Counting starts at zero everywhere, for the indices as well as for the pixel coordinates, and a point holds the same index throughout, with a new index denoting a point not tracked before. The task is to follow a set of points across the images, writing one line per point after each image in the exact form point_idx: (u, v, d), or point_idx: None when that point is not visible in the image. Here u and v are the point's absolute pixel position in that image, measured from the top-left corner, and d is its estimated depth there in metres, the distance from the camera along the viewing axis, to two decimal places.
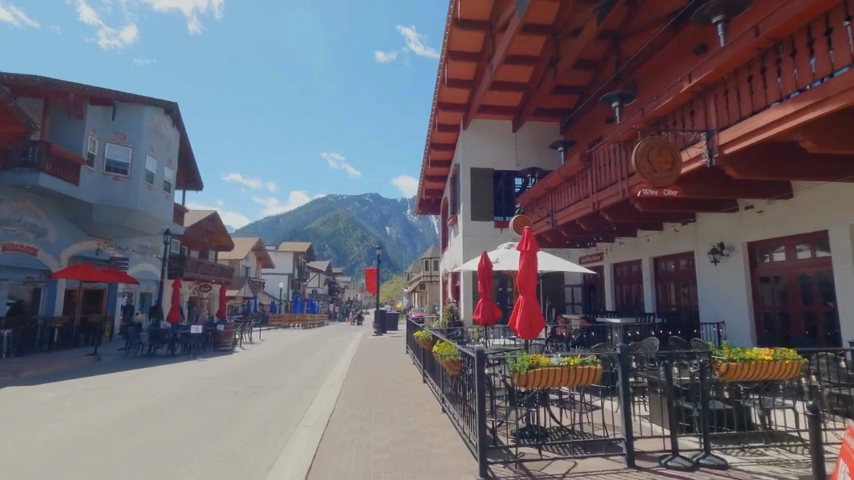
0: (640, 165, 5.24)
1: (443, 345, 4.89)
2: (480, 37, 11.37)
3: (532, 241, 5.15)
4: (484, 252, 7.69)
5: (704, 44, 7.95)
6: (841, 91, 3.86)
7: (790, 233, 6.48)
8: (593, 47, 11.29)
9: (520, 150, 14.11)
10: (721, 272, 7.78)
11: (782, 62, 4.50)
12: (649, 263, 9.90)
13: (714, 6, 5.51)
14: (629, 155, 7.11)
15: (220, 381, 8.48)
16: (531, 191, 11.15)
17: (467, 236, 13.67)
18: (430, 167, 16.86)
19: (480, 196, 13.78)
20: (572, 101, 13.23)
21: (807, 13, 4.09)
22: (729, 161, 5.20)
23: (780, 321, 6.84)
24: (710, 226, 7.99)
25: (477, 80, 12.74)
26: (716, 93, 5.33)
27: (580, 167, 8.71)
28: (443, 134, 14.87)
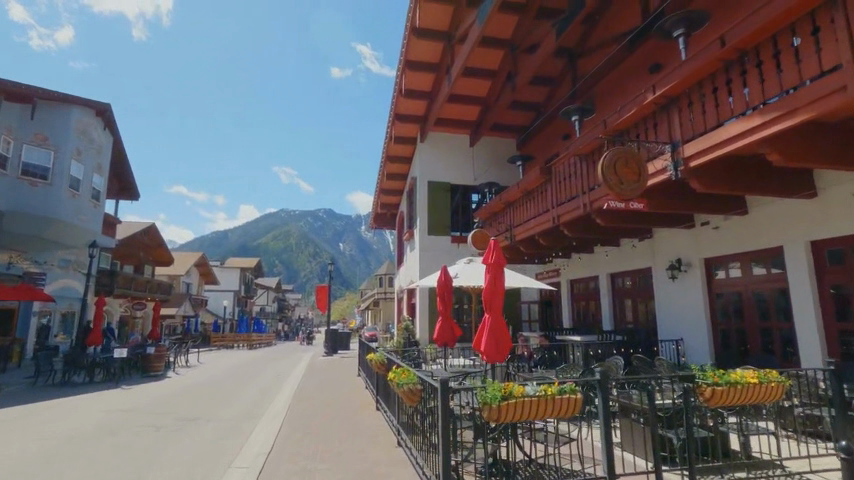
0: (607, 175, 5.00)
1: (400, 372, 4.36)
2: (439, 48, 11.19)
3: (499, 253, 4.81)
4: (444, 267, 7.30)
5: (659, 63, 8.11)
6: (811, 101, 3.77)
7: (746, 249, 6.54)
8: (549, 64, 11.43)
9: (477, 164, 13.98)
10: (678, 288, 7.78)
11: (747, 73, 4.44)
12: (606, 279, 9.87)
13: (674, 19, 5.52)
14: (592, 169, 6.97)
15: (142, 412, 7.47)
16: (490, 205, 10.93)
17: (423, 252, 13.24)
18: (385, 180, 16.41)
19: (437, 210, 13.44)
20: (528, 118, 13.32)
21: (774, 23, 4.03)
22: (693, 174, 5.11)
23: (737, 337, 6.81)
24: (668, 242, 8.01)
25: (435, 92, 12.52)
26: (680, 105, 5.26)
27: (540, 181, 8.56)
28: (399, 147, 14.50)
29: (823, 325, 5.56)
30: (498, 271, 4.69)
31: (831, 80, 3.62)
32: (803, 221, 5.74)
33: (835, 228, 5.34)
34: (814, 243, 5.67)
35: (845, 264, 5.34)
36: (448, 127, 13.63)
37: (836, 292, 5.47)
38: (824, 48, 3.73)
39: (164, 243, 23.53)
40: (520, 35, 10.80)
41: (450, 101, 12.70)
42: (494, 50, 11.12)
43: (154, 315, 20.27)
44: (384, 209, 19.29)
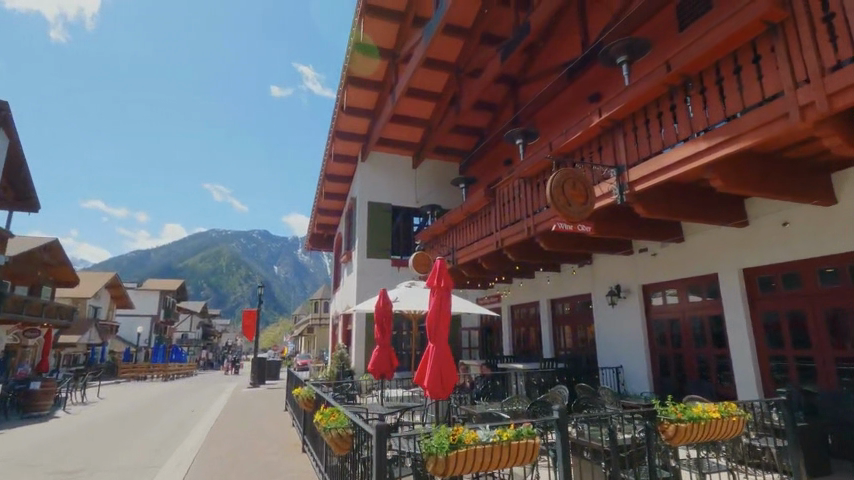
0: (555, 196, 4.79)
1: (328, 413, 3.75)
2: (383, 66, 10.95)
3: (445, 275, 4.42)
4: (384, 289, 6.81)
5: (598, 93, 8.34)
6: (753, 128, 3.79)
7: (684, 275, 6.65)
8: (492, 89, 11.57)
9: (420, 187, 13.74)
10: (618, 315, 7.78)
11: (691, 99, 4.48)
12: (547, 304, 9.80)
13: (618, 45, 5.59)
14: (536, 192, 6.86)
15: (7, 467, 6.09)
16: (432, 227, 10.63)
17: (361, 275, 12.61)
18: (322, 200, 15.70)
19: (377, 232, 12.94)
20: (470, 142, 13.37)
21: (717, 51, 4.08)
22: (638, 199, 5.07)
23: (674, 363, 6.84)
24: (607, 268, 8.06)
25: (378, 111, 12.21)
26: (625, 129, 5.26)
27: (484, 203, 8.39)
28: (338, 165, 13.93)
29: (756, 351, 5.66)
30: (445, 298, 4.29)
31: (774, 107, 3.64)
32: (736, 249, 5.90)
33: (766, 256, 5.52)
34: (746, 271, 5.84)
35: (775, 291, 5.51)
36: (390, 146, 13.32)
37: (767, 318, 5.62)
38: (765, 76, 3.78)
39: (66, 262, 20.92)
40: (464, 58, 10.86)
41: (393, 121, 12.43)
42: (439, 71, 11.08)
43: (48, 344, 17.68)
44: (321, 230, 18.46)
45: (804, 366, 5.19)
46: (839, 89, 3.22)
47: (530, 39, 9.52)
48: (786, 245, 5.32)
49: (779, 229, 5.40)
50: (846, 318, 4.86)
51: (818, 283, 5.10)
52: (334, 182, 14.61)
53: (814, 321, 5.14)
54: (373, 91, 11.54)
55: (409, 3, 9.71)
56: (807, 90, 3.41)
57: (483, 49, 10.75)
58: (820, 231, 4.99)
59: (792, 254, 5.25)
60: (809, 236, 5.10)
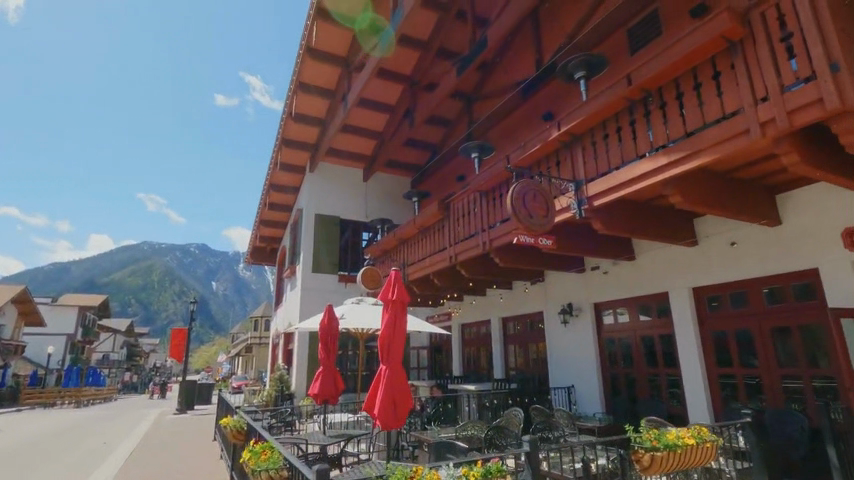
0: (516, 208, 4.58)
1: (262, 450, 3.21)
2: (335, 73, 10.56)
3: (400, 289, 4.06)
4: (330, 305, 6.29)
5: (552, 111, 8.41)
6: (714, 143, 3.77)
7: (635, 293, 6.66)
8: (446, 104, 11.48)
9: (370, 201, 13.34)
10: (569, 334, 7.70)
11: (651, 115, 4.46)
12: (498, 323, 9.62)
13: (577, 61, 5.59)
14: (493, 206, 6.69)
15: None
16: (382, 241, 10.22)
17: (306, 291, 11.90)
18: (265, 211, 14.86)
19: (324, 246, 12.33)
20: (423, 157, 13.20)
21: (678, 67, 4.07)
22: (597, 214, 4.99)
23: (625, 382, 6.79)
24: (559, 285, 8.00)
25: (328, 120, 11.74)
26: (584, 143, 5.19)
27: (438, 216, 8.12)
28: (284, 175, 13.22)
29: (706, 369, 5.69)
30: (401, 311, 3.92)
31: (735, 123, 3.64)
32: (686, 268, 5.97)
33: (715, 275, 5.61)
34: (695, 290, 5.91)
35: (724, 309, 5.59)
36: (340, 157, 12.84)
37: (715, 336, 5.67)
38: (725, 93, 3.78)
39: None
40: (419, 71, 10.70)
41: (344, 130, 12.00)
42: (394, 83, 10.85)
43: None
44: (263, 243, 17.48)
45: (752, 383, 5.24)
46: (799, 106, 3.24)
47: (486, 55, 9.53)
48: (734, 264, 5.43)
49: (727, 249, 5.52)
50: (790, 335, 4.96)
51: (764, 301, 5.21)
52: (279, 192, 13.86)
53: (760, 338, 5.22)
54: (324, 99, 11.08)
55: (364, 10, 9.44)
56: (767, 106, 3.42)
57: (438, 63, 10.66)
58: (766, 251, 5.13)
59: (740, 273, 5.36)
60: (756, 256, 5.22)
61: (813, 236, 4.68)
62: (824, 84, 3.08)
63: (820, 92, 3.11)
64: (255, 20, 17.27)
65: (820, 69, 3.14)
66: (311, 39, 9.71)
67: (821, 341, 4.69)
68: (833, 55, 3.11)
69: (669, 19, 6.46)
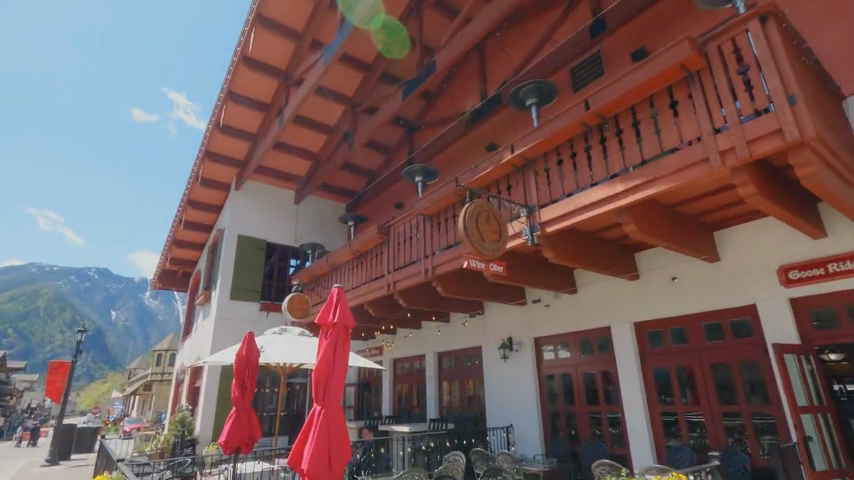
0: (470, 230, 4.22)
1: None
2: (272, 86, 9.90)
3: (344, 313, 3.49)
4: (250, 334, 5.44)
5: (496, 142, 8.41)
6: (673, 171, 3.72)
7: (576, 328, 6.51)
8: (387, 129, 11.21)
9: (300, 224, 12.51)
10: (509, 370, 7.36)
11: (606, 142, 4.37)
12: (433, 357, 9.10)
13: (529, 87, 5.52)
14: (438, 231, 6.33)
15: None
16: (313, 267, 9.44)
17: (220, 321, 10.62)
18: (179, 230, 13.36)
19: (245, 271, 11.23)
20: (359, 183, 12.73)
21: (635, 95, 4.03)
22: (549, 242, 4.79)
23: (565, 420, 6.52)
24: (499, 319, 7.72)
25: (261, 135, 10.93)
26: (537, 169, 5.02)
27: (377, 241, 7.60)
28: (204, 191, 11.99)
29: (649, 408, 5.53)
30: (344, 342, 3.36)
31: (694, 151, 3.60)
32: (629, 303, 5.92)
33: (657, 310, 5.60)
34: (637, 325, 5.86)
35: (664, 345, 5.55)
36: (270, 175, 11.97)
37: (657, 372, 5.60)
38: (684, 122, 3.75)
39: None
40: (362, 92, 10.36)
41: (277, 147, 11.22)
42: (335, 102, 10.39)
43: None
44: (174, 266, 15.70)
45: (694, 421, 5.16)
46: (759, 136, 3.24)
47: (431, 82, 9.43)
48: (675, 299, 5.45)
49: (668, 284, 5.55)
50: (729, 371, 4.98)
51: (704, 337, 5.23)
52: (197, 210, 12.55)
53: (701, 374, 5.19)
54: (258, 112, 10.31)
55: (308, 24, 9.00)
56: (727, 135, 3.41)
57: (382, 87, 10.43)
58: (706, 286, 5.20)
59: (681, 309, 5.38)
60: (697, 291, 5.28)
61: (751, 271, 4.84)
62: (784, 115, 3.10)
63: (779, 122, 3.14)
64: (185, 31, 16.15)
65: (778, 100, 3.17)
66: (248, 46, 9.03)
67: (759, 377, 4.74)
68: (790, 88, 3.16)
69: (610, 61, 6.74)
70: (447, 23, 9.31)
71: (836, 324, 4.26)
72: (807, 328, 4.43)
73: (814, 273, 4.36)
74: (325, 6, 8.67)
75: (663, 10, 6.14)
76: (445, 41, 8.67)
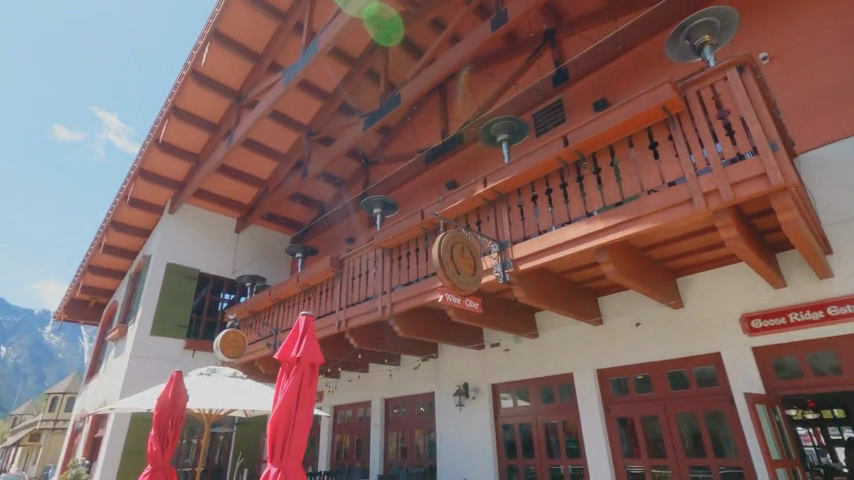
0: (445, 262, 3.90)
1: None
2: (222, 106, 9.31)
3: (313, 356, 3.18)
4: (178, 374, 4.63)
5: (456, 180, 8.29)
6: (655, 210, 3.65)
7: (537, 374, 6.23)
8: (342, 161, 10.86)
9: (240, 254, 11.57)
10: (464, 419, 6.86)
11: (584, 179, 4.28)
12: (379, 405, 8.41)
13: (501, 123, 5.45)
14: (398, 267, 5.94)
15: None
16: (252, 301, 8.60)
17: (136, 359, 9.32)
18: (96, 255, 11.92)
19: (171, 303, 10.09)
20: (308, 215, 12.14)
21: (615, 134, 3.99)
22: (521, 280, 4.55)
23: (523, 476, 6.08)
24: (454, 363, 7.29)
25: (203, 156, 10.15)
26: (509, 204, 4.85)
27: (329, 274, 7.04)
28: (131, 213, 10.84)
29: (613, 461, 5.25)
30: (308, 393, 3.08)
31: (677, 192, 3.56)
32: (593, 348, 5.75)
33: (622, 356, 5.46)
34: (600, 372, 5.67)
35: (629, 394, 5.38)
36: (211, 200, 11.10)
37: (621, 423, 5.38)
38: (665, 162, 3.73)
39: None
40: (319, 121, 10.03)
41: (220, 171, 10.47)
42: (289, 129, 9.93)
43: None
44: (85, 296, 13.91)
45: (660, 475, 4.93)
46: (743, 179, 3.24)
47: (392, 117, 9.30)
48: (640, 346, 5.35)
49: (633, 330, 5.45)
50: (696, 421, 4.85)
51: (668, 386, 5.11)
52: (121, 233, 11.27)
53: (667, 425, 5.02)
54: (203, 131, 9.60)
55: (268, 46, 8.66)
56: (710, 177, 3.40)
57: (340, 118, 10.17)
58: (671, 333, 5.15)
59: (646, 355, 5.27)
60: (661, 337, 5.21)
61: (714, 318, 4.85)
62: (767, 159, 3.13)
63: (763, 166, 3.15)
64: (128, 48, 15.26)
65: (760, 146, 3.21)
66: (199, 61, 8.48)
67: (725, 428, 4.63)
68: (771, 135, 3.21)
69: (572, 108, 6.93)
70: (411, 61, 9.34)
71: (799, 375, 4.27)
72: (770, 377, 4.42)
73: (776, 323, 4.41)
74: (288, 30, 8.41)
75: (622, 64, 6.45)
76: (409, 77, 8.63)
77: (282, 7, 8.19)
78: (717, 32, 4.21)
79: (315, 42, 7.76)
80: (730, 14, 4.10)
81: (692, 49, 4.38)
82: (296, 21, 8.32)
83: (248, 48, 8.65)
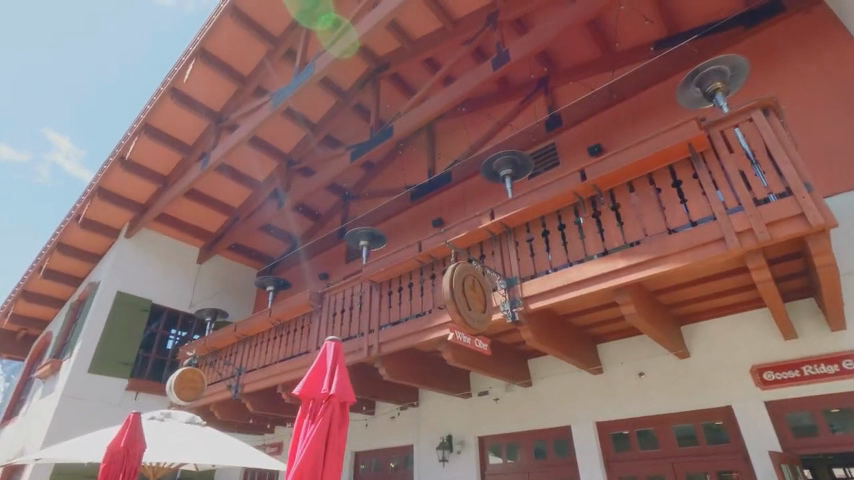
0: (457, 295, 3.53)
1: None
2: (200, 127, 8.84)
3: (346, 398, 2.80)
4: (137, 415, 3.83)
5: (443, 218, 8.08)
6: (682, 249, 3.47)
7: (530, 427, 5.78)
8: (321, 194, 10.48)
9: (200, 286, 10.66)
10: (446, 476, 6.23)
11: (600, 216, 4.10)
12: (349, 459, 7.60)
13: (505, 157, 5.30)
14: (387, 303, 5.50)
15: None
16: (214, 338, 7.79)
17: (69, 400, 8.15)
18: (35, 279, 10.71)
19: (118, 337, 9.06)
20: (277, 248, 11.52)
21: (636, 170, 3.88)
22: (530, 321, 4.22)
23: None
24: (436, 412, 6.74)
25: (172, 179, 9.50)
26: (517, 239, 4.60)
27: (306, 309, 6.47)
28: (83, 235, 9.89)
29: None
30: (338, 441, 2.65)
31: (706, 231, 3.40)
32: (591, 398, 5.41)
33: (624, 408, 5.14)
34: (600, 425, 5.30)
35: (632, 450, 5.01)
36: (174, 227, 10.35)
37: None
38: (690, 200, 3.60)
39: None
40: (300, 151, 9.69)
41: (189, 195, 9.83)
42: (269, 156, 9.52)
43: None
44: (15, 326, 12.40)
45: None
46: (778, 219, 3.12)
47: (378, 151, 9.11)
48: (643, 397, 5.05)
49: (635, 380, 5.16)
50: None
51: (676, 442, 4.78)
52: (66, 257, 10.21)
53: None
54: (175, 152, 9.04)
55: (257, 69, 8.41)
56: (742, 216, 3.27)
57: (322, 150, 9.89)
58: (676, 384, 4.90)
59: (650, 408, 4.97)
60: (667, 389, 4.94)
61: (723, 369, 4.65)
62: (805, 200, 3.02)
63: (800, 207, 3.04)
64: None
65: (795, 187, 3.11)
66: (181, 78, 8.08)
67: None
68: (804, 177, 3.13)
69: (566, 151, 6.94)
70: (401, 99, 9.33)
71: (817, 433, 4.07)
72: (787, 435, 4.18)
73: (789, 376, 4.25)
74: (278, 56, 8.20)
75: (616, 113, 6.58)
76: (400, 112, 8.53)
77: (275, 33, 8.03)
78: (729, 81, 4.27)
79: (308, 68, 7.57)
80: (740, 65, 4.21)
81: (703, 96, 4.43)
82: (289, 47, 8.16)
83: (235, 71, 8.35)
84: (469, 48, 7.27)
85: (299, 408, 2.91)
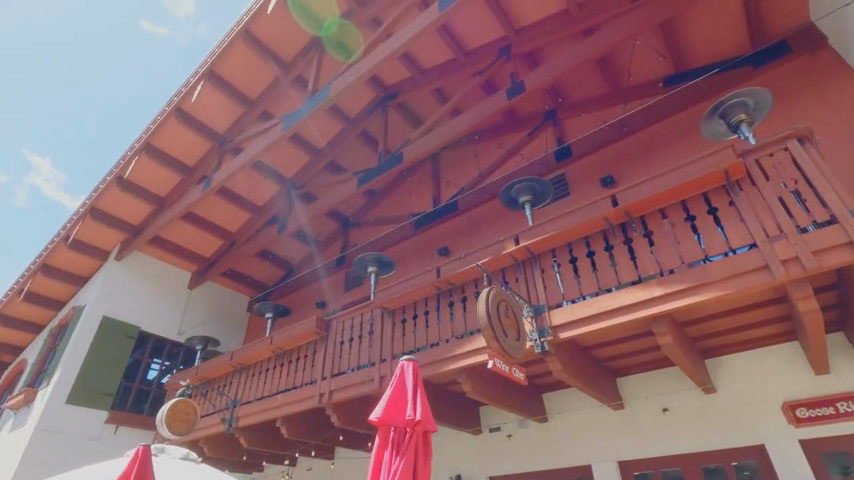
0: (493, 320, 3.35)
1: None
2: (202, 148, 8.70)
3: (431, 429, 2.90)
4: (146, 447, 3.44)
5: (449, 247, 7.95)
6: (723, 277, 3.38)
7: (545, 466, 5.47)
8: (321, 220, 10.32)
9: (190, 313, 10.22)
10: None
11: (632, 243, 4.01)
12: None
13: (524, 184, 5.26)
14: (401, 332, 5.26)
15: None
16: (208, 368, 7.37)
17: (43, 433, 7.56)
18: (13, 301, 10.16)
19: (100, 365, 8.53)
20: (272, 275, 11.21)
21: (670, 197, 3.83)
22: (558, 351, 4.05)
23: None
24: (444, 450, 6.42)
25: (169, 200, 9.25)
26: (543, 266, 4.48)
27: (311, 337, 6.17)
28: (69, 257, 9.47)
29: None
30: (424, 473, 2.79)
31: (748, 258, 3.32)
32: (611, 436, 5.17)
33: (647, 446, 4.90)
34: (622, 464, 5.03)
35: None
36: (167, 250, 10.00)
37: None
38: (728, 227, 3.53)
39: None
40: (303, 176, 9.58)
41: (185, 218, 9.56)
42: (271, 181, 9.38)
43: None
44: None
45: None
46: (825, 247, 3.04)
47: (383, 178, 9.05)
48: (667, 434, 4.84)
49: (659, 416, 4.95)
50: None
51: None
52: (48, 279, 9.72)
53: None
54: (175, 172, 8.83)
55: (265, 93, 8.39)
56: (785, 244, 3.20)
57: (325, 176, 9.79)
58: (702, 421, 4.71)
59: (676, 446, 4.74)
60: (693, 426, 4.74)
61: (752, 406, 4.49)
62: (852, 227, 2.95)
63: (848, 235, 2.97)
64: None
65: (840, 214, 3.06)
66: (188, 98, 7.98)
67: None
68: (848, 204, 3.09)
69: (576, 182, 6.96)
70: (407, 129, 9.37)
71: None
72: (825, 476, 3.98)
73: (823, 413, 4.11)
74: (288, 81, 8.20)
75: (627, 145, 6.64)
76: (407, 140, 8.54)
77: (286, 59, 8.05)
78: (753, 113, 4.32)
79: (321, 92, 7.52)
80: (764, 98, 4.27)
81: (727, 128, 4.47)
82: (298, 73, 8.17)
83: (243, 93, 8.30)
84: (480, 79, 7.38)
85: (381, 429, 3.01)
